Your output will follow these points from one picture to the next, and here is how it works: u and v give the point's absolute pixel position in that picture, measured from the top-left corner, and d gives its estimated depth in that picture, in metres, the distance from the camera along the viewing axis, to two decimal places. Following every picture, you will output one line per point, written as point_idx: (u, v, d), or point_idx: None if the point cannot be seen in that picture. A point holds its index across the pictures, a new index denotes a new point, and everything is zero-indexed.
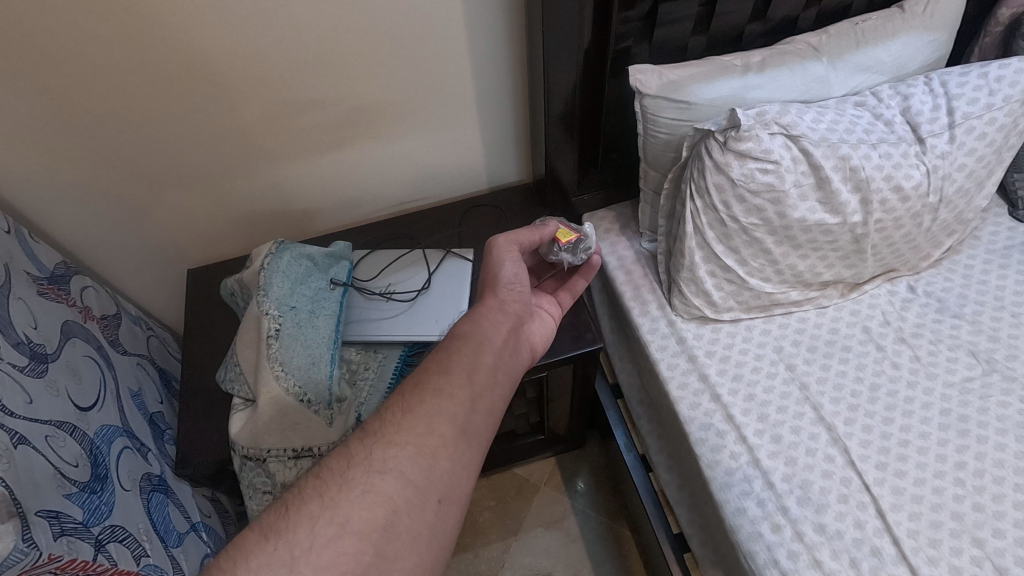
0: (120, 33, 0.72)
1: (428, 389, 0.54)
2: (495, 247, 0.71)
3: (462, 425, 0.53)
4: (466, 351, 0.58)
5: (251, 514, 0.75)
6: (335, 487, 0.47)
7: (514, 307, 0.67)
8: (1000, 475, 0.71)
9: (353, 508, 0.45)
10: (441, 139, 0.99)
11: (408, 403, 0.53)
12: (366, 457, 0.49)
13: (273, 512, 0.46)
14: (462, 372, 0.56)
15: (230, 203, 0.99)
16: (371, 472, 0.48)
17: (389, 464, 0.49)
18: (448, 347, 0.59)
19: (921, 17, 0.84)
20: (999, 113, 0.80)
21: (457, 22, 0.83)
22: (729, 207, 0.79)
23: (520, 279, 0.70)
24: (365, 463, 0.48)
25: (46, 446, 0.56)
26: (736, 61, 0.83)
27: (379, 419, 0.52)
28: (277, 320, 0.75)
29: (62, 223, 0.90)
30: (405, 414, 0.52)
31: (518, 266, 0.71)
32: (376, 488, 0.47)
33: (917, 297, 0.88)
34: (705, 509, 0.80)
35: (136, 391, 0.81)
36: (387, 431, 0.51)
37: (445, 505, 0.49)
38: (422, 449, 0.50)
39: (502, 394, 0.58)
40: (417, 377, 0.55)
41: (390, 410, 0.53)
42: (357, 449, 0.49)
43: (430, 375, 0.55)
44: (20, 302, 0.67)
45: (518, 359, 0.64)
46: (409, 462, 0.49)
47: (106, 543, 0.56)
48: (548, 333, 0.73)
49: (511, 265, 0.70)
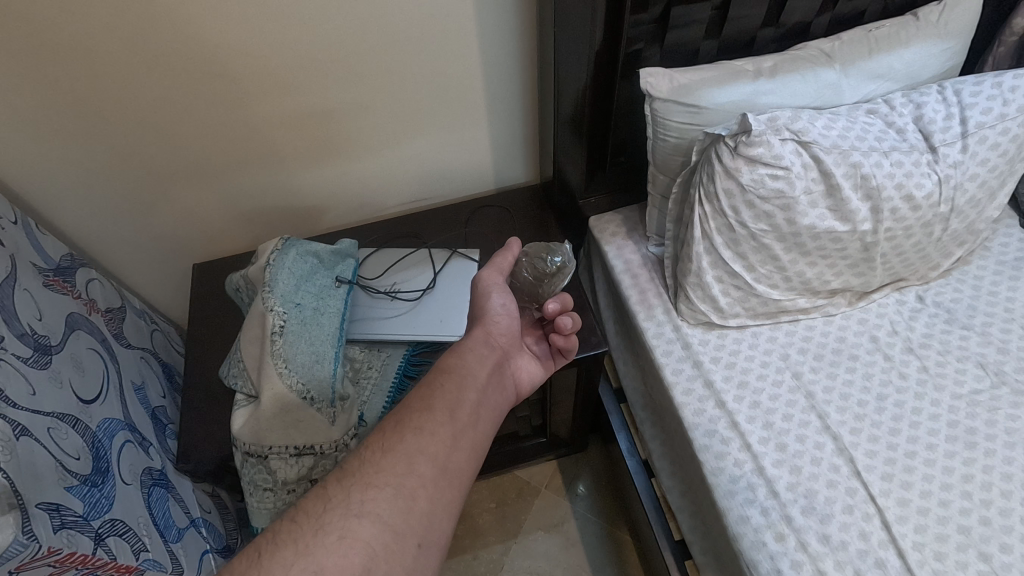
0: (131, 27, 0.72)
1: (408, 427, 0.56)
2: (485, 280, 0.71)
3: (442, 464, 0.54)
4: (450, 387, 0.61)
5: (251, 511, 0.75)
6: (310, 532, 0.48)
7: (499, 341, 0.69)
8: (1008, 489, 0.70)
9: (329, 554, 0.46)
10: (450, 140, 0.99)
11: (388, 442, 0.54)
12: (344, 499, 0.50)
13: (245, 559, 0.46)
14: (444, 409, 0.58)
15: (239, 200, 0.99)
16: (348, 516, 0.49)
17: (367, 506, 0.50)
18: (432, 383, 0.61)
19: (935, 25, 0.84)
20: (1014, 123, 0.79)
21: (468, 23, 0.82)
22: (738, 213, 0.78)
23: (506, 313, 0.70)
24: (343, 506, 0.50)
25: (48, 439, 0.56)
26: (747, 66, 0.82)
27: (358, 459, 0.53)
28: (281, 317, 0.74)
29: (69, 216, 0.90)
30: (384, 454, 0.53)
31: (506, 299, 0.71)
32: (353, 532, 0.48)
33: (925, 307, 0.87)
34: (708, 515, 0.79)
35: (139, 385, 0.81)
36: (367, 471, 0.52)
37: (424, 548, 0.50)
38: (402, 490, 0.51)
39: (484, 431, 0.60)
40: (399, 414, 0.57)
41: (370, 448, 0.54)
42: (335, 490, 0.51)
43: (412, 412, 0.57)
44: (25, 293, 0.67)
45: (502, 394, 0.67)
46: (388, 505, 0.50)
47: (106, 537, 0.56)
48: (539, 373, 0.74)
49: (499, 298, 0.71)
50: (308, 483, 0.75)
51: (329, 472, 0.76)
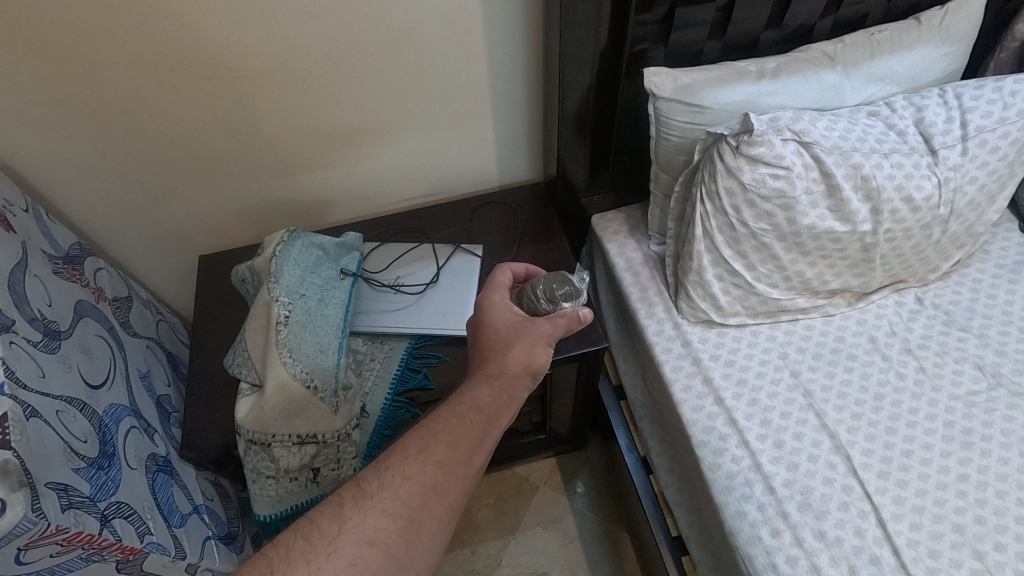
0: (144, 20, 0.74)
1: (432, 458, 0.54)
2: (541, 326, 0.67)
3: (454, 503, 0.53)
4: (477, 419, 0.58)
5: (253, 498, 0.76)
6: (322, 553, 0.47)
7: (524, 377, 0.64)
8: (1003, 489, 0.71)
9: None
10: (455, 137, 1.00)
11: (409, 470, 0.53)
12: (359, 523, 0.49)
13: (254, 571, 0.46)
14: (469, 445, 0.56)
15: (245, 193, 1.00)
16: (360, 543, 0.48)
17: (379, 536, 0.49)
18: (461, 410, 0.58)
19: (938, 29, 0.84)
20: (1014, 127, 0.80)
21: (476, 20, 0.83)
22: (739, 212, 0.79)
23: (533, 353, 0.65)
24: (357, 530, 0.49)
25: (57, 421, 0.57)
26: (750, 67, 0.83)
27: (377, 481, 0.52)
28: (286, 308, 0.75)
29: (78, 206, 0.91)
30: (403, 484, 0.52)
31: (545, 351, 0.67)
32: (363, 562, 0.47)
33: (924, 309, 0.88)
34: (705, 511, 0.80)
35: (144, 373, 0.82)
36: (384, 497, 0.51)
37: None
38: (413, 525, 0.50)
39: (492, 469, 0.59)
40: (425, 440, 0.55)
41: (391, 471, 0.53)
42: (352, 512, 0.50)
43: (438, 442, 0.55)
44: (35, 279, 0.68)
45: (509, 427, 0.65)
46: (398, 538, 0.49)
47: (111, 519, 0.57)
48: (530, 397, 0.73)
49: (541, 349, 0.66)
50: (310, 471, 0.77)
51: (331, 461, 0.77)
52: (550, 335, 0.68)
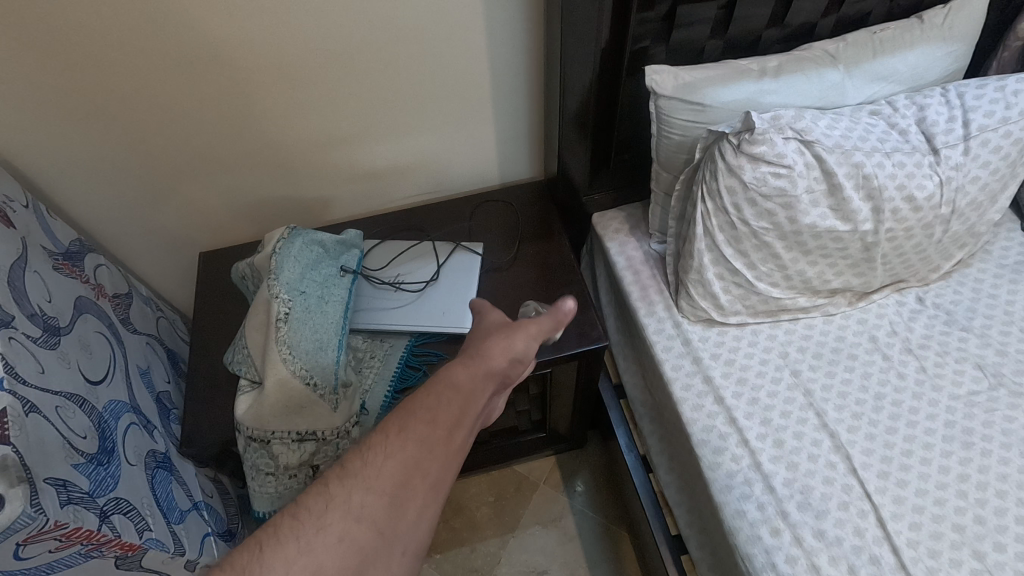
0: (145, 16, 0.73)
1: (412, 435, 0.52)
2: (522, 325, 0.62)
3: (437, 480, 0.52)
4: (458, 395, 0.55)
5: (253, 495, 0.77)
6: (311, 529, 0.47)
7: (510, 357, 0.61)
8: (1003, 489, 0.71)
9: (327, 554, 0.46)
10: (456, 135, 1.00)
11: (391, 446, 0.51)
12: (344, 499, 0.49)
13: (245, 549, 0.46)
14: (449, 421, 0.54)
15: (246, 190, 1.00)
16: (347, 518, 0.48)
17: (365, 510, 0.49)
18: (440, 386, 0.56)
19: (940, 28, 0.84)
20: (1016, 127, 0.79)
21: (477, 18, 0.83)
22: (740, 211, 0.79)
23: (513, 344, 0.61)
24: (342, 504, 0.48)
25: (56, 416, 0.57)
26: (752, 66, 0.83)
27: (360, 458, 0.51)
28: (286, 304, 0.75)
29: (78, 202, 0.91)
30: (385, 460, 0.51)
31: (529, 339, 0.62)
32: (351, 536, 0.47)
33: (925, 309, 0.88)
34: (704, 510, 0.80)
35: (144, 369, 0.82)
36: (367, 473, 0.50)
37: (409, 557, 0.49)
38: (397, 499, 0.50)
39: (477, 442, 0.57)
40: (405, 414, 0.54)
41: (372, 448, 0.52)
42: (336, 487, 0.49)
43: (417, 419, 0.53)
44: (35, 275, 0.68)
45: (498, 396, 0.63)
46: (382, 508, 0.49)
47: (110, 515, 0.57)
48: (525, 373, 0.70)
49: (525, 342, 0.62)
50: (310, 468, 0.77)
51: (331, 458, 0.77)
52: (538, 333, 0.63)
